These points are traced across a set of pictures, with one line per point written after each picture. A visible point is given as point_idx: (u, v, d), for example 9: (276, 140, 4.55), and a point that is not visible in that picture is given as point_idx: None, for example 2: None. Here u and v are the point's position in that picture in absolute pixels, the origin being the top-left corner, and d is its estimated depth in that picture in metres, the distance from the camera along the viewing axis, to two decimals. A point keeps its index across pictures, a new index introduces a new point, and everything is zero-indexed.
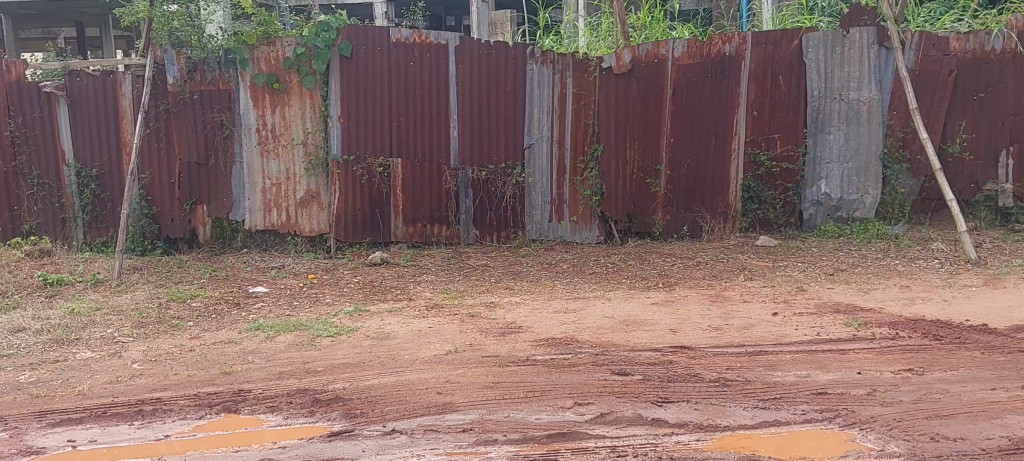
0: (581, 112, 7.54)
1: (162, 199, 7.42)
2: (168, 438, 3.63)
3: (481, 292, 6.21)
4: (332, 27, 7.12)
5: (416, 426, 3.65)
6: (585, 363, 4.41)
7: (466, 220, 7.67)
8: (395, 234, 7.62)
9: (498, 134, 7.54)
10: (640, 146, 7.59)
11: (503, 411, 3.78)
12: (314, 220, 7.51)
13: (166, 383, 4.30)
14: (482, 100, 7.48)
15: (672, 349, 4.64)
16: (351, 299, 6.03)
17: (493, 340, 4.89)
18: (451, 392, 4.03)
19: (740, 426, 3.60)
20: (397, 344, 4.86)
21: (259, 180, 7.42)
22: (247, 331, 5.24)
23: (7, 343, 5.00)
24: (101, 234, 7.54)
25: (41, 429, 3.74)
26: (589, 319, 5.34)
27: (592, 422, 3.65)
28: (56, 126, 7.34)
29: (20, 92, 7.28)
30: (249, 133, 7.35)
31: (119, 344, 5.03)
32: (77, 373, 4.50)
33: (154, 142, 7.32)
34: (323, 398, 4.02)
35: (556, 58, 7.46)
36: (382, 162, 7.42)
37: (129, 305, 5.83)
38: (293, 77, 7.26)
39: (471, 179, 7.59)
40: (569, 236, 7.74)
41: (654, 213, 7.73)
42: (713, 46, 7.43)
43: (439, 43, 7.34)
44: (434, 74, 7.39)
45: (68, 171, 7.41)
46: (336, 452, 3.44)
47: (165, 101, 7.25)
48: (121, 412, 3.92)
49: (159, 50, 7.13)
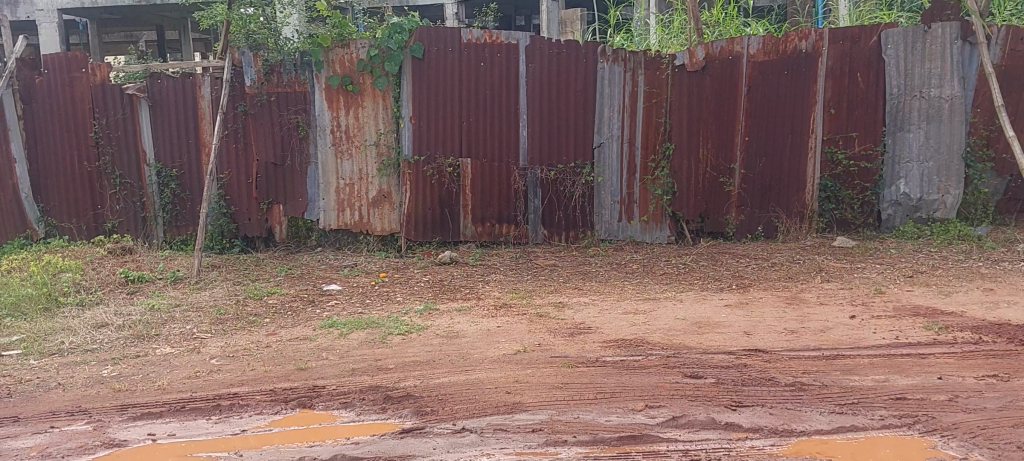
0: (653, 110, 7.46)
1: (240, 199, 7.60)
2: (244, 433, 3.71)
3: (550, 292, 6.19)
4: (405, 29, 7.20)
5: (485, 425, 3.66)
6: (656, 365, 4.36)
7: (534, 220, 7.66)
8: (464, 234, 7.67)
9: (569, 133, 7.51)
10: (713, 145, 7.47)
11: (573, 412, 3.77)
12: (385, 220, 7.60)
13: (243, 379, 4.39)
14: (553, 99, 7.46)
15: (747, 352, 4.56)
16: (421, 298, 6.08)
17: (562, 340, 4.88)
18: (521, 392, 4.03)
19: (816, 432, 3.52)
20: (467, 343, 4.88)
21: (332, 180, 7.54)
22: (321, 328, 5.33)
23: (91, 338, 5.18)
24: (181, 232, 7.75)
25: (123, 423, 3.86)
26: (660, 320, 5.29)
27: (664, 425, 3.61)
28: (138, 128, 7.56)
29: (104, 95, 7.51)
30: (324, 134, 7.48)
31: (198, 340, 5.16)
32: (157, 368, 4.63)
33: (232, 143, 7.50)
34: (394, 395, 4.05)
35: (628, 56, 7.39)
36: (452, 162, 7.46)
37: (208, 301, 5.98)
38: (367, 79, 7.36)
39: (540, 179, 7.58)
40: (639, 237, 7.67)
41: (728, 213, 7.61)
42: (789, 43, 7.29)
43: (510, 42, 7.35)
44: (505, 74, 7.40)
45: (149, 170, 7.62)
46: (407, 449, 3.46)
47: (243, 102, 7.42)
48: (198, 407, 4.02)
49: (237, 53, 7.30)
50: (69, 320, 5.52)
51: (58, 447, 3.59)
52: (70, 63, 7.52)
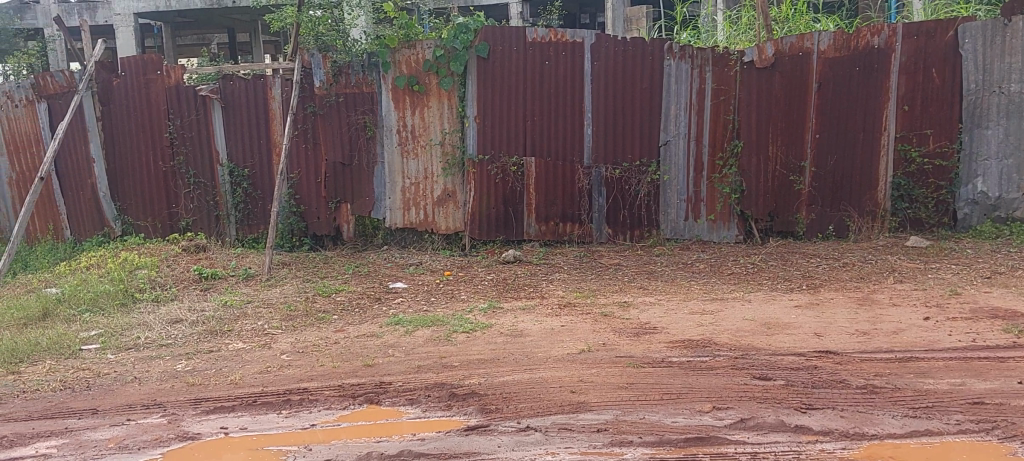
0: (721, 108, 7.37)
1: (309, 198, 7.73)
2: (313, 428, 3.77)
3: (615, 291, 6.16)
4: (470, 28, 7.26)
5: (550, 424, 3.66)
6: (724, 366, 4.31)
7: (599, 219, 7.62)
8: (528, 233, 7.67)
9: (635, 131, 7.46)
10: (782, 143, 7.35)
11: (639, 412, 3.74)
12: (450, 219, 7.66)
13: (312, 374, 4.47)
14: (619, 97, 7.41)
15: (817, 354, 4.48)
16: (485, 297, 6.11)
17: (627, 340, 4.86)
18: (586, 391, 4.02)
19: (889, 435, 3.44)
20: (532, 342, 4.88)
21: (398, 180, 7.63)
22: (388, 325, 5.39)
23: (167, 333, 5.32)
24: (252, 231, 7.91)
25: (197, 416, 3.95)
26: (727, 321, 5.23)
27: (732, 427, 3.57)
28: (211, 128, 7.74)
29: (178, 97, 7.71)
30: (390, 134, 7.56)
31: (269, 335, 5.27)
32: (230, 362, 4.73)
33: (301, 143, 7.64)
34: (459, 393, 4.08)
35: (695, 53, 7.31)
36: (516, 161, 7.49)
37: (278, 298, 6.09)
38: (432, 79, 7.43)
39: (605, 177, 7.54)
40: (706, 236, 7.59)
41: (798, 212, 7.48)
42: (861, 38, 7.13)
43: (575, 41, 7.34)
44: (570, 72, 7.39)
45: (222, 170, 7.79)
46: (472, 447, 3.48)
47: (313, 103, 7.56)
48: (269, 402, 4.10)
49: (307, 54, 7.44)
50: (145, 316, 5.68)
51: (134, 439, 3.70)
52: (146, 65, 7.71)
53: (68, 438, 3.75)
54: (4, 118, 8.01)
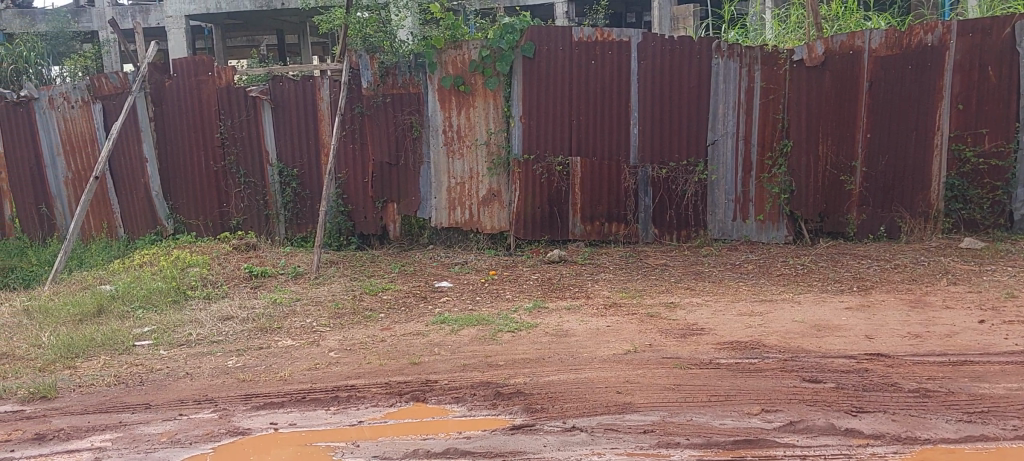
0: (770, 106, 7.29)
1: (356, 197, 7.80)
2: (360, 424, 3.81)
3: (662, 292, 6.13)
4: (516, 29, 7.28)
5: (596, 425, 3.65)
6: (773, 368, 4.27)
7: (645, 218, 7.59)
8: (573, 232, 7.66)
9: (682, 130, 7.40)
10: (833, 142, 7.26)
11: (686, 414, 3.72)
12: (495, 218, 7.68)
13: (359, 371, 4.51)
14: (666, 96, 7.37)
15: (868, 356, 4.42)
16: (530, 296, 6.12)
17: (674, 341, 4.83)
18: (633, 392, 4.01)
19: (943, 440, 3.38)
20: (577, 342, 4.87)
21: (444, 180, 7.67)
22: (433, 324, 5.42)
23: (218, 330, 5.42)
24: (301, 230, 8.01)
25: (247, 412, 4.02)
26: (776, 323, 5.17)
27: (781, 430, 3.53)
28: (261, 129, 7.85)
29: (228, 97, 7.83)
30: (436, 134, 7.61)
31: (318, 333, 5.33)
32: (279, 359, 4.80)
33: (349, 143, 7.72)
34: (504, 392, 4.09)
35: (744, 52, 7.26)
36: (561, 160, 7.48)
37: (326, 296, 6.16)
38: (478, 79, 7.45)
39: (651, 177, 7.50)
40: (755, 236, 7.51)
41: (849, 212, 7.38)
42: (914, 36, 7.00)
43: (621, 40, 7.31)
44: (617, 72, 7.37)
45: (272, 170, 7.90)
46: (518, 446, 3.49)
47: (360, 104, 7.64)
48: (318, 398, 4.15)
49: (355, 56, 7.53)
50: (197, 313, 5.78)
51: (186, 434, 3.76)
52: (197, 66, 7.84)
53: (122, 432, 3.83)
54: (59, 119, 8.17)
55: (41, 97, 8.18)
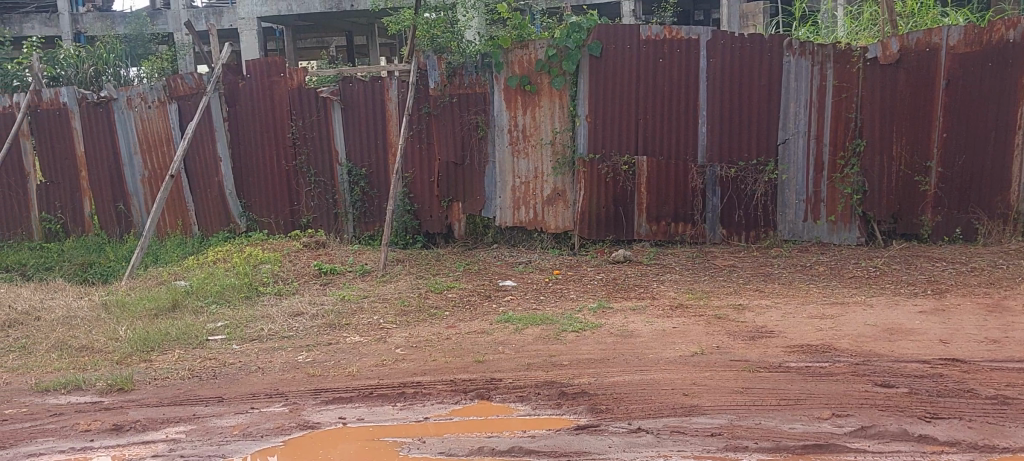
0: (842, 105, 7.14)
1: (423, 196, 7.90)
2: (425, 421, 3.85)
3: (729, 293, 6.05)
4: (583, 27, 7.25)
5: (662, 427, 3.63)
6: (844, 372, 4.19)
7: (712, 219, 7.50)
8: (639, 233, 7.60)
9: (751, 129, 7.30)
10: (907, 142, 7.07)
11: (754, 418, 3.68)
12: (560, 218, 7.67)
13: (425, 368, 4.56)
14: (735, 95, 7.28)
15: (943, 361, 4.30)
16: (595, 296, 6.11)
17: (742, 343, 4.77)
18: (699, 394, 3.97)
19: (1022, 449, 3.28)
20: (643, 343, 4.85)
21: (509, 179, 7.70)
22: (498, 322, 5.45)
23: (288, 325, 5.53)
24: (369, 228, 8.09)
25: (316, 406, 4.09)
26: (847, 326, 5.07)
27: (852, 435, 3.47)
28: (330, 129, 7.98)
29: (300, 98, 7.97)
30: (502, 133, 7.65)
31: (384, 330, 5.41)
32: (347, 355, 4.88)
33: (416, 144, 7.82)
34: (569, 392, 4.09)
35: (816, 49, 7.12)
36: (627, 160, 7.45)
37: (393, 293, 6.24)
38: (545, 78, 7.48)
39: (719, 177, 7.41)
40: (826, 237, 7.35)
41: (923, 214, 7.18)
42: (995, 32, 6.79)
43: (690, 38, 7.24)
44: (685, 70, 7.30)
45: (341, 170, 8.03)
46: (583, 446, 3.49)
47: (427, 104, 7.73)
48: (384, 394, 4.20)
49: (422, 57, 7.62)
50: (269, 308, 5.91)
51: (257, 427, 3.85)
52: (270, 67, 8.01)
53: (196, 424, 3.94)
54: (137, 119, 8.41)
55: (120, 98, 8.41)
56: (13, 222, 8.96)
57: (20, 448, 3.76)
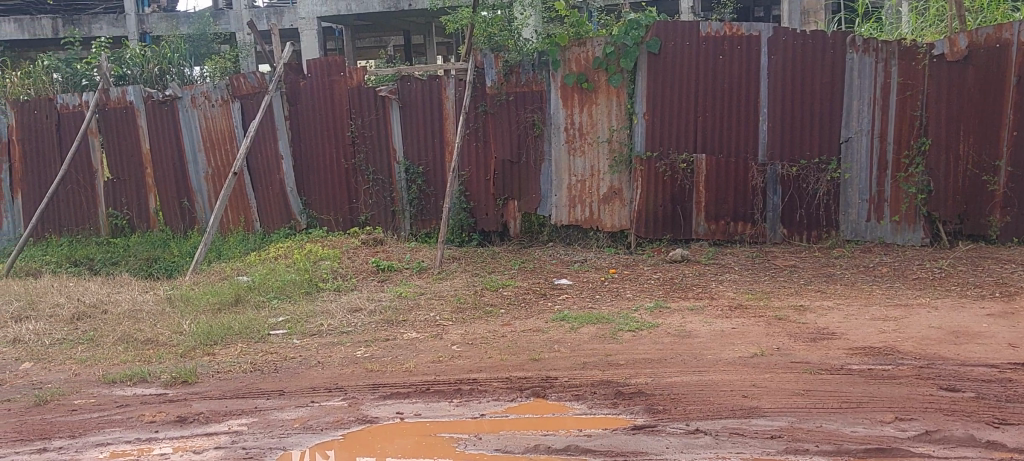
0: (907, 104, 7.00)
1: (478, 194, 7.94)
2: (481, 418, 3.87)
3: (790, 294, 5.96)
4: (641, 25, 7.22)
5: (721, 428, 3.60)
6: (908, 375, 4.10)
7: (773, 218, 7.39)
8: (697, 232, 7.51)
9: (813, 127, 7.19)
10: (975, 140, 6.89)
11: (815, 420, 3.62)
12: (616, 217, 7.63)
13: (481, 366, 4.57)
14: (796, 93, 7.17)
15: (1012, 366, 4.18)
16: (652, 296, 6.07)
17: (803, 345, 4.70)
18: (759, 396, 3.92)
19: None
20: (701, 344, 4.81)
21: (565, 177, 7.68)
22: (554, 321, 5.45)
23: (347, 321, 5.60)
24: (426, 226, 8.16)
25: (374, 401, 4.13)
26: (912, 328, 4.96)
27: (916, 439, 3.40)
28: (389, 127, 8.07)
29: (359, 97, 8.08)
30: (558, 131, 7.65)
31: (441, 326, 5.44)
32: (404, 351, 4.92)
33: (472, 141, 7.88)
34: (625, 391, 4.07)
35: (880, 46, 6.98)
36: (685, 157, 7.36)
37: (449, 291, 6.27)
38: (602, 76, 7.47)
39: (780, 175, 7.31)
40: (889, 238, 7.19)
41: (991, 215, 6.97)
42: None
43: (751, 34, 7.16)
44: (745, 67, 7.22)
45: (398, 168, 8.11)
46: (640, 446, 3.47)
47: (484, 102, 7.77)
48: (441, 390, 4.23)
49: (479, 55, 7.68)
50: (328, 304, 6.00)
51: (317, 421, 3.90)
52: (330, 67, 8.14)
53: (257, 416, 4.01)
54: (201, 118, 8.60)
55: (184, 97, 8.63)
56: (81, 217, 9.20)
57: (89, 438, 3.87)
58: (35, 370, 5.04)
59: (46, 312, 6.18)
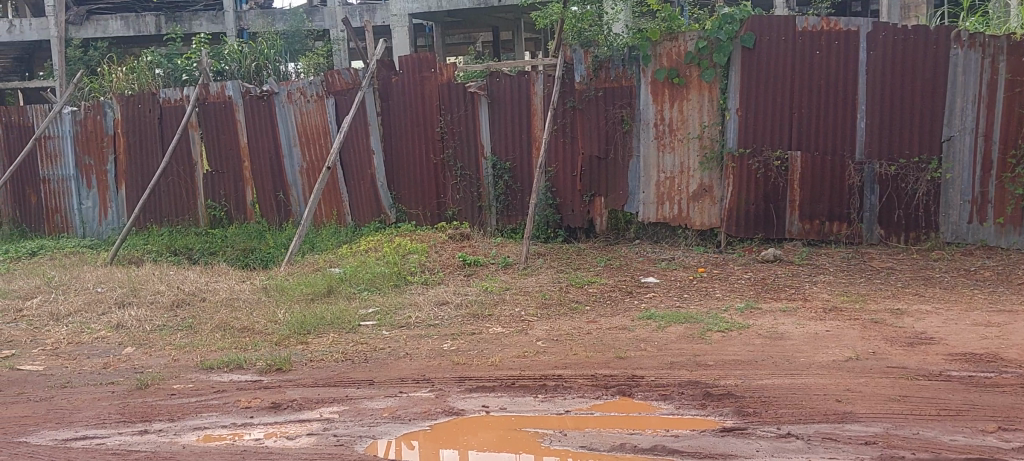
0: (1015, 101, 6.70)
1: (565, 190, 7.94)
2: (567, 414, 3.87)
3: (886, 297, 5.79)
4: (736, 18, 7.11)
5: (813, 433, 3.51)
6: (1012, 384, 3.93)
7: (870, 218, 7.16)
8: (790, 231, 7.33)
9: (913, 124, 6.96)
10: None
11: (912, 428, 3.51)
12: (705, 214, 7.52)
13: (567, 362, 4.57)
14: (896, 89, 6.96)
15: None
16: (742, 296, 5.96)
17: (899, 349, 4.56)
18: (853, 401, 3.82)
19: None
20: (793, 346, 4.71)
21: (653, 174, 7.61)
22: (640, 319, 5.40)
23: (433, 314, 5.66)
24: (511, 221, 8.20)
25: (461, 393, 4.17)
26: (1016, 335, 4.76)
27: (1021, 450, 3.25)
28: (477, 123, 8.13)
29: (449, 93, 8.17)
30: (647, 128, 7.58)
31: (526, 322, 5.46)
32: (490, 345, 4.96)
33: (560, 138, 7.88)
34: (714, 393, 4.01)
35: (987, 41, 6.72)
36: (779, 155, 7.21)
37: (534, 286, 6.28)
38: (694, 71, 7.37)
39: (877, 174, 7.09)
40: (992, 240, 6.91)
41: None
42: None
43: (849, 29, 6.97)
44: (842, 62, 7.03)
45: (486, 163, 8.16)
46: (729, 448, 3.41)
47: (572, 98, 7.77)
48: (526, 385, 4.24)
49: (569, 51, 7.68)
50: (416, 297, 6.08)
51: (406, 411, 3.96)
52: (421, 64, 8.25)
53: (348, 405, 4.09)
54: (297, 113, 8.82)
55: (281, 92, 8.86)
56: (181, 208, 9.51)
57: (187, 421, 4.01)
58: (136, 355, 5.24)
59: (148, 299, 6.42)
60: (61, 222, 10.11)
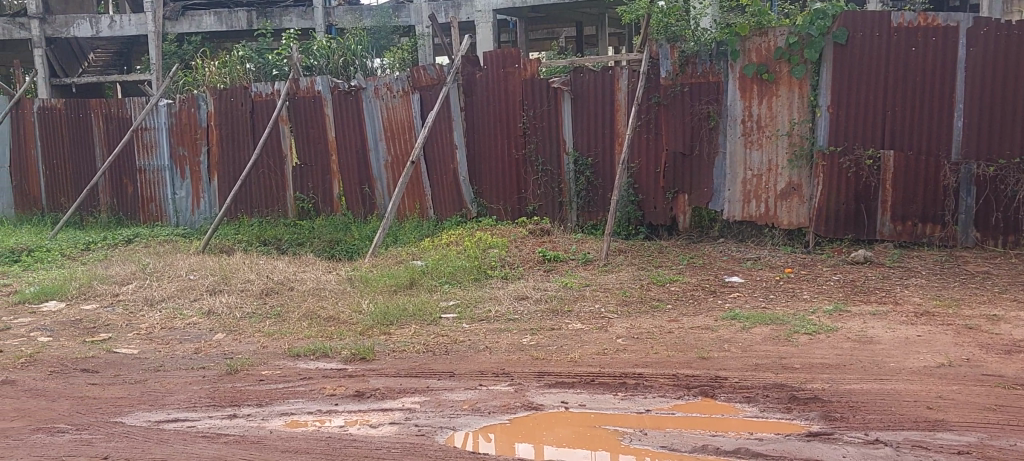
0: None
1: (648, 186, 7.91)
2: (647, 413, 3.84)
3: (982, 302, 5.57)
4: (827, 14, 6.94)
5: (902, 440, 3.41)
6: None
7: (965, 221, 6.92)
8: (881, 232, 7.12)
9: (1013, 124, 6.70)
10: None
11: (1008, 438, 3.38)
12: (793, 214, 7.35)
13: (647, 361, 4.53)
14: (997, 88, 6.70)
15: None
16: (829, 298, 5.82)
17: (996, 357, 4.39)
18: (945, 409, 3.70)
19: None
20: (883, 350, 4.57)
21: (740, 171, 7.50)
22: (724, 319, 5.33)
23: (514, 308, 5.69)
24: (592, 218, 8.16)
25: (540, 388, 4.18)
26: None
27: None
28: (561, 118, 8.12)
29: (533, 88, 8.18)
30: (735, 124, 7.47)
31: (606, 319, 5.44)
32: (570, 341, 4.95)
33: (644, 134, 7.84)
34: (800, 396, 3.93)
35: None
36: (872, 154, 7.01)
37: (615, 283, 6.25)
38: (784, 67, 7.21)
39: (975, 175, 6.84)
40: None
41: None
42: None
43: (949, 25, 6.73)
44: (940, 59, 6.79)
45: (568, 159, 8.15)
46: (815, 453, 3.34)
47: (657, 94, 7.69)
48: (606, 383, 4.23)
49: (655, 46, 7.60)
50: (496, 291, 6.11)
51: (486, 404, 3.98)
52: (506, 60, 8.30)
53: (429, 396, 4.13)
54: (383, 107, 8.97)
55: (368, 87, 9.03)
56: (269, 200, 9.74)
57: (275, 407, 4.11)
58: (227, 341, 5.40)
59: (238, 287, 6.61)
60: (155, 211, 10.47)
